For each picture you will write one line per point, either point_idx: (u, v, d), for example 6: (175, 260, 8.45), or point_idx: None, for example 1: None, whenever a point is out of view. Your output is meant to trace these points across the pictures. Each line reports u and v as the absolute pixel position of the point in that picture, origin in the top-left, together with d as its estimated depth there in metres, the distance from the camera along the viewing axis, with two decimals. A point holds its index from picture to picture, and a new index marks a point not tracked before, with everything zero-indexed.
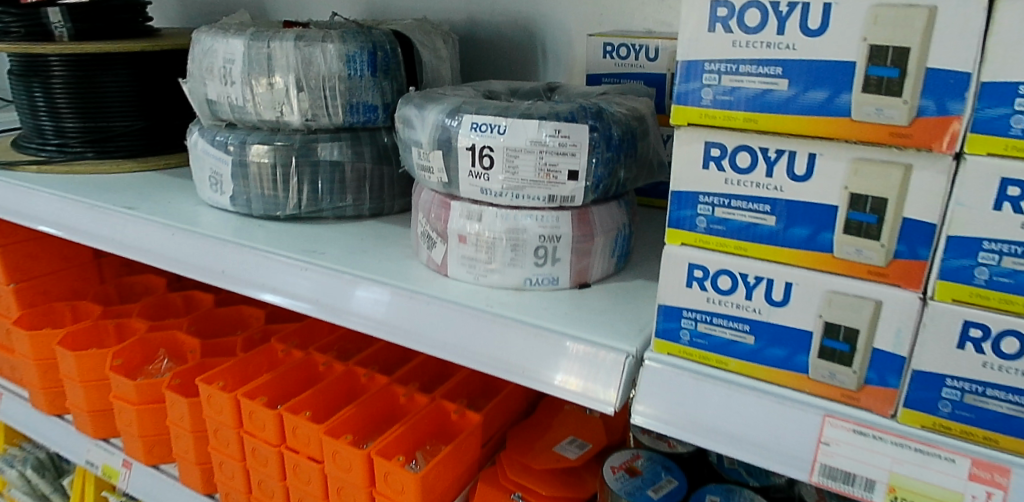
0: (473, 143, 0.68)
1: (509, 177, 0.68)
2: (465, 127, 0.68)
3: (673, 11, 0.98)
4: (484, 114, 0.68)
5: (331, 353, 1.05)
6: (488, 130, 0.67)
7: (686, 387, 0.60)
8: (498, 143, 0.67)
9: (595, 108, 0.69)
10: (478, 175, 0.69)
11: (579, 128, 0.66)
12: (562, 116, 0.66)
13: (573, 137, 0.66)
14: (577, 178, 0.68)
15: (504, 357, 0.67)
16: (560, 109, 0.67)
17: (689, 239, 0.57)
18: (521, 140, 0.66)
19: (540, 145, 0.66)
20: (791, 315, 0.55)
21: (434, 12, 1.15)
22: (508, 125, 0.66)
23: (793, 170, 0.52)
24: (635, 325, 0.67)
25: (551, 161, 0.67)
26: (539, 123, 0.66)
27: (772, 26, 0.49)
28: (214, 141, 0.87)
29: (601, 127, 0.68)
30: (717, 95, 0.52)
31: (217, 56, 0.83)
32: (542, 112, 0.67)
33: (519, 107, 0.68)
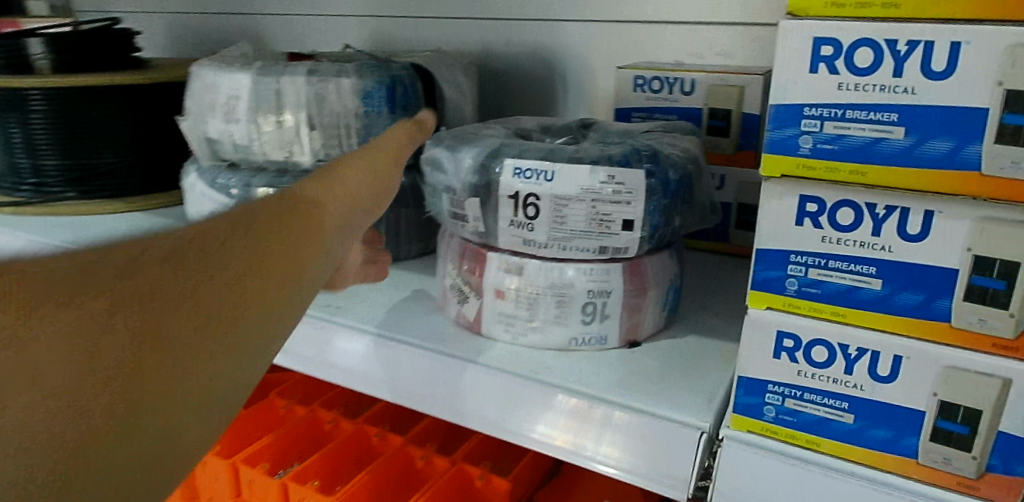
0: (517, 190, 0.61)
1: (557, 228, 0.61)
2: (507, 172, 0.61)
3: (706, 42, 0.93)
4: (527, 158, 0.61)
5: (337, 409, 0.95)
6: (533, 175, 0.60)
7: (772, 471, 0.53)
8: (545, 191, 0.60)
9: (649, 149, 0.62)
10: (521, 225, 0.62)
11: (634, 174, 0.60)
12: (615, 160, 0.60)
13: (629, 184, 0.59)
14: (633, 228, 0.61)
15: (555, 431, 0.60)
16: (613, 152, 0.61)
17: (776, 303, 0.50)
18: (571, 188, 0.59)
19: (593, 193, 0.59)
20: (898, 392, 0.49)
21: (447, 41, 1.09)
22: (557, 171, 0.59)
23: (905, 228, 0.45)
24: (701, 394, 0.59)
25: (604, 210, 0.60)
26: (591, 169, 0.59)
27: (887, 66, 0.43)
28: (214, 184, 0.78)
29: (657, 170, 0.61)
30: (817, 143, 0.45)
31: (219, 91, 0.75)
32: (594, 156, 0.60)
33: (566, 150, 0.61)
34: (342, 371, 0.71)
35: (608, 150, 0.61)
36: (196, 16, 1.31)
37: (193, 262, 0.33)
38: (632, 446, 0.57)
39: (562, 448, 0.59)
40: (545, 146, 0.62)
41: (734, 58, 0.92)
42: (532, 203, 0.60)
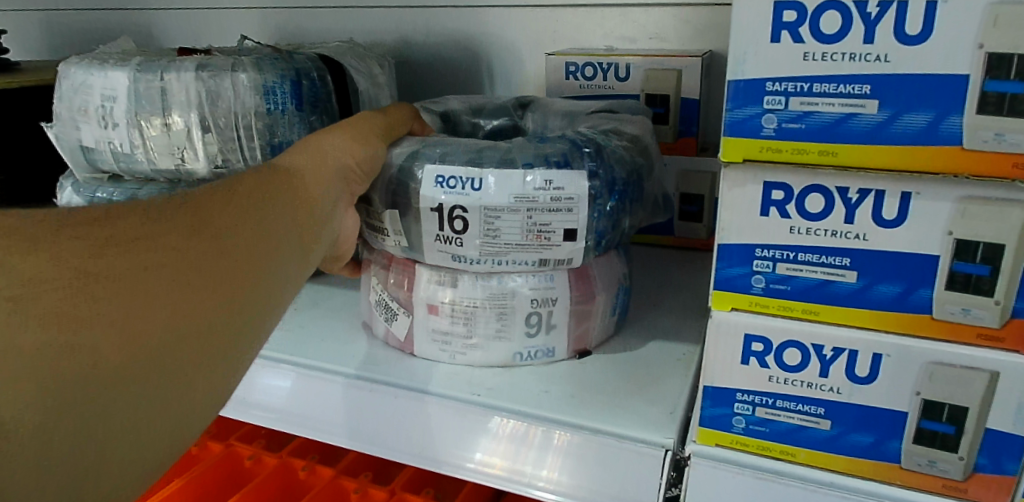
0: (441, 202, 0.53)
1: (489, 243, 0.53)
2: (427, 182, 0.53)
3: (636, 25, 0.88)
4: (451, 164, 0.53)
5: (258, 442, 0.85)
6: (459, 183, 0.52)
7: (745, 489, 0.47)
8: (472, 201, 0.52)
9: (590, 144, 0.56)
10: (447, 240, 0.54)
11: (575, 176, 0.53)
12: (553, 161, 0.53)
13: (568, 189, 0.52)
14: (576, 238, 0.54)
15: (491, 456, 0.53)
16: (550, 151, 0.54)
17: (741, 303, 0.45)
18: (503, 196, 0.52)
19: (528, 201, 0.52)
20: (877, 392, 0.44)
21: (361, 32, 1.01)
22: (487, 178, 0.52)
23: (880, 213, 0.41)
24: (662, 406, 0.53)
25: (542, 220, 0.53)
26: (525, 174, 0.52)
27: (857, 32, 0.38)
28: (93, 200, 0.68)
29: (602, 169, 0.55)
30: (782, 122, 0.40)
31: (92, 92, 0.65)
32: (528, 157, 0.53)
33: (495, 149, 0.54)
34: (258, 409, 0.62)
35: (542, 148, 0.54)
36: (76, 13, 1.17)
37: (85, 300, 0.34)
38: (591, 471, 0.51)
39: (498, 476, 0.53)
40: (472, 145, 0.55)
41: (665, 41, 0.88)
42: (459, 216, 0.53)
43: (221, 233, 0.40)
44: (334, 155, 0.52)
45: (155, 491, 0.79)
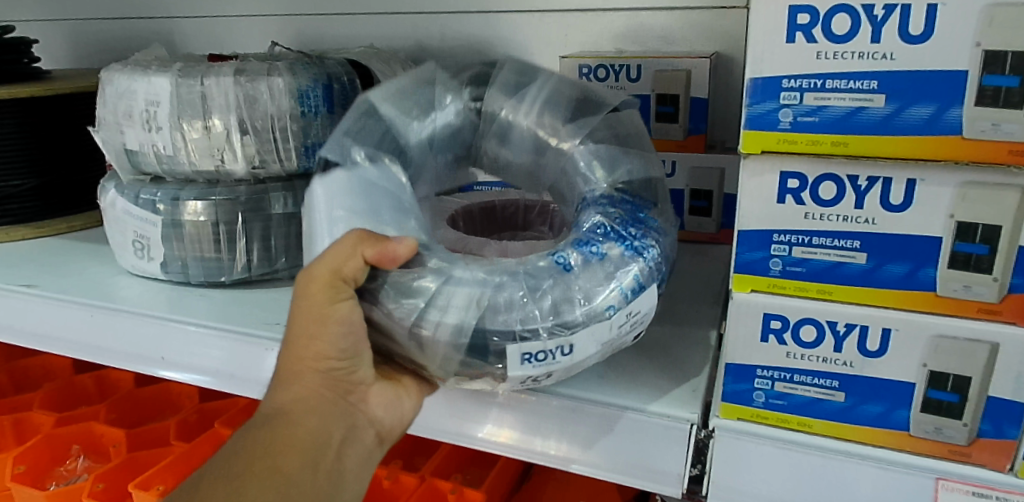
0: (532, 376, 0.50)
1: (574, 372, 0.52)
2: (512, 361, 0.49)
3: (645, 28, 0.92)
4: (534, 339, 0.49)
5: None
6: (549, 354, 0.49)
7: (767, 458, 0.51)
8: (563, 363, 0.50)
9: (645, 243, 0.53)
10: (529, 385, 0.52)
11: (648, 296, 0.52)
12: (631, 292, 0.51)
13: (644, 310, 0.52)
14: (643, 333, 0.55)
15: (499, 428, 0.57)
16: (623, 276, 0.50)
17: (760, 285, 0.49)
18: (594, 348, 0.51)
19: (616, 341, 0.51)
20: (886, 365, 0.48)
21: (380, 37, 1.04)
22: (576, 344, 0.49)
23: (887, 199, 0.45)
24: (686, 385, 0.57)
25: (621, 340, 0.52)
26: (611, 322, 0.50)
27: (864, 33, 0.42)
28: (137, 200, 0.71)
29: (660, 264, 0.54)
30: (798, 116, 0.44)
31: (137, 98, 0.68)
32: (609, 300, 0.49)
33: (571, 294, 0.49)
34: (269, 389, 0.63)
35: (614, 276, 0.50)
36: (100, 22, 1.21)
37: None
38: (620, 446, 0.54)
39: (507, 445, 0.57)
40: (539, 291, 0.49)
41: (674, 43, 0.92)
42: (548, 375, 0.51)
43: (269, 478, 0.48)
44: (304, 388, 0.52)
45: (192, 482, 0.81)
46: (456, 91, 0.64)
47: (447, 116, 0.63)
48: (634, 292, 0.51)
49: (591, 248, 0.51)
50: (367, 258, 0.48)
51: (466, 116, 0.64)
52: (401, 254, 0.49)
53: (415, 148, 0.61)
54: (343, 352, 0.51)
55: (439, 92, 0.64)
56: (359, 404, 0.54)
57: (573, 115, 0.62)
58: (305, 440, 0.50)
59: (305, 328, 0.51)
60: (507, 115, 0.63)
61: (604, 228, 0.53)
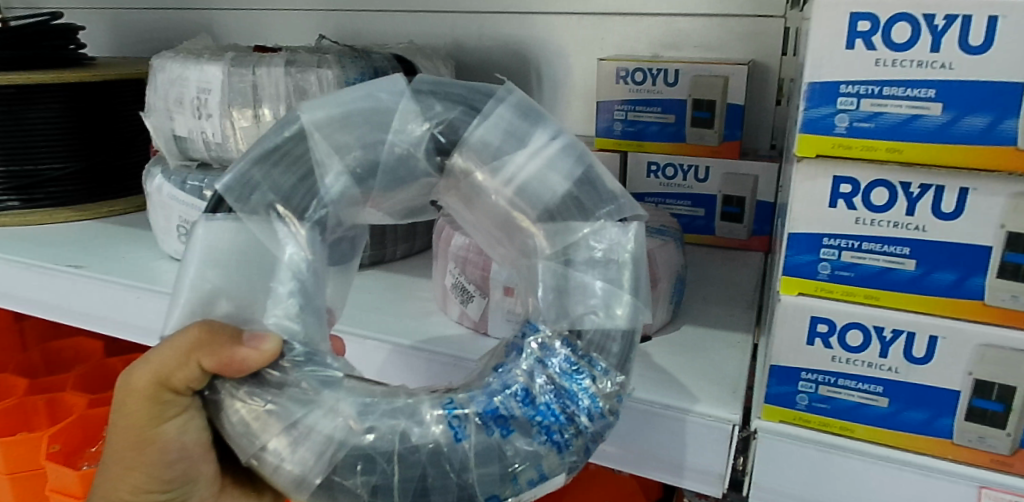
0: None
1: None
2: None
3: (683, 33, 0.93)
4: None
5: None
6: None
7: (808, 459, 0.52)
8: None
9: (566, 425, 0.44)
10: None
11: (550, 485, 0.46)
12: (516, 482, 0.44)
13: (541, 496, 0.46)
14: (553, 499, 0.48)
15: None
16: (523, 467, 0.44)
17: (808, 288, 0.49)
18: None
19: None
20: (931, 372, 0.48)
21: (419, 33, 1.06)
22: None
23: (939, 206, 0.45)
24: (725, 387, 0.57)
25: None
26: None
27: (925, 41, 0.42)
28: (184, 187, 0.72)
29: (577, 452, 0.45)
30: (853, 121, 0.45)
31: (188, 85, 0.69)
32: (491, 491, 0.44)
33: (444, 472, 0.43)
34: None
35: (507, 462, 0.44)
36: (142, 11, 1.23)
37: None
38: (662, 442, 0.55)
39: None
40: (412, 461, 0.43)
41: (711, 50, 0.93)
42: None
43: None
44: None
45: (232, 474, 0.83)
46: (418, 117, 0.49)
47: (395, 144, 0.49)
48: (531, 483, 0.45)
49: (498, 421, 0.44)
50: (203, 367, 0.46)
51: (424, 159, 0.49)
52: (246, 363, 0.45)
53: (334, 193, 0.48)
54: (169, 479, 0.54)
55: (395, 117, 0.49)
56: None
57: (552, 211, 0.48)
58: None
59: (126, 457, 0.54)
60: (479, 176, 0.48)
61: (522, 397, 0.45)
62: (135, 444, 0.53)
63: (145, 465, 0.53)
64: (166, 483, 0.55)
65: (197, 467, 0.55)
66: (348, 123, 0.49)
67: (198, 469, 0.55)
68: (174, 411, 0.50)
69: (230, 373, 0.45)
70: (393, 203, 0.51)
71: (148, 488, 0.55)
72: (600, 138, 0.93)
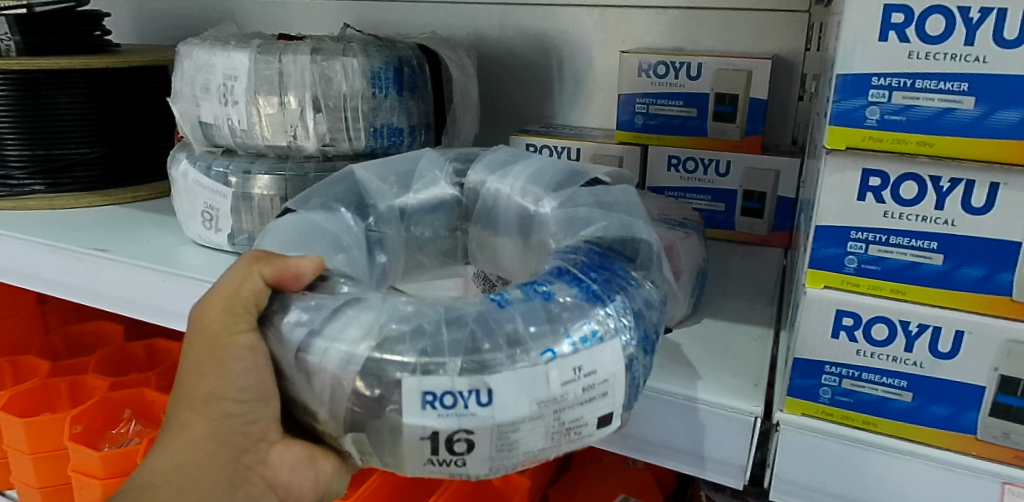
0: (435, 430, 0.41)
1: (500, 462, 0.43)
2: (410, 398, 0.41)
3: (706, 27, 0.93)
4: (439, 375, 0.41)
5: None
6: (458, 401, 0.41)
7: (832, 454, 0.52)
8: (482, 421, 0.41)
9: (606, 290, 0.46)
10: (444, 463, 0.43)
11: (607, 353, 0.44)
12: (573, 338, 0.43)
13: (601, 373, 0.43)
14: (610, 422, 0.45)
15: None
16: (573, 317, 0.44)
17: (834, 281, 0.49)
18: (521, 407, 0.41)
19: (557, 404, 0.42)
20: (958, 367, 0.48)
21: (442, 24, 1.06)
22: (495, 388, 0.41)
23: (969, 201, 0.45)
24: (747, 380, 0.57)
25: (571, 417, 0.43)
26: (548, 372, 0.42)
27: (959, 34, 0.42)
28: (209, 172, 0.73)
29: (624, 316, 0.46)
30: (885, 114, 0.44)
31: (214, 71, 0.70)
32: (546, 343, 0.42)
33: (494, 328, 0.43)
34: None
35: (557, 316, 0.43)
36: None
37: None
38: (685, 436, 0.55)
39: None
40: (459, 323, 0.43)
41: (734, 44, 0.92)
42: (461, 437, 0.42)
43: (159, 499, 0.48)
44: (194, 427, 0.49)
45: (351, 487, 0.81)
46: (439, 158, 0.64)
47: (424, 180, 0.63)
48: (586, 341, 0.43)
49: (537, 287, 0.45)
50: (265, 277, 0.47)
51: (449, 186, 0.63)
52: (308, 273, 0.47)
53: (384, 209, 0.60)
54: (242, 393, 0.47)
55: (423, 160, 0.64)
56: (257, 463, 0.50)
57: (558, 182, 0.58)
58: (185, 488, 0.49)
59: (200, 363, 0.49)
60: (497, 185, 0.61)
61: (558, 273, 0.47)
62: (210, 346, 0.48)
63: (216, 374, 0.48)
64: (235, 402, 0.48)
65: (264, 387, 0.47)
66: (389, 166, 0.63)
67: (265, 391, 0.47)
68: (248, 325, 0.47)
69: (291, 287, 0.47)
70: (426, 227, 0.64)
71: (217, 403, 0.48)
72: (621, 132, 0.93)
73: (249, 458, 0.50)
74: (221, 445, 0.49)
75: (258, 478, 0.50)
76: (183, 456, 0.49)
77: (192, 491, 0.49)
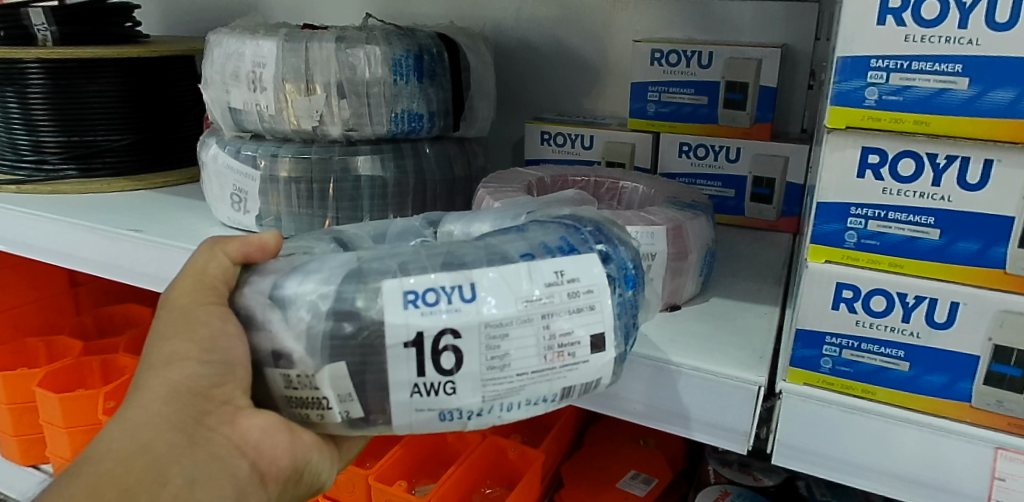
0: (420, 329, 0.43)
1: (492, 380, 0.44)
2: (393, 301, 0.44)
3: (718, 17, 0.95)
4: (420, 276, 0.44)
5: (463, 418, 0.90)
6: (441, 298, 0.43)
7: (831, 420, 0.54)
8: (468, 319, 0.43)
9: (583, 222, 0.49)
10: (432, 389, 0.44)
11: (587, 264, 0.46)
12: (552, 249, 0.46)
13: (584, 281, 0.45)
14: (601, 347, 0.45)
15: None
16: (548, 237, 0.46)
17: (835, 256, 0.52)
18: (505, 306, 0.43)
19: (541, 305, 0.44)
20: (952, 338, 0.50)
21: (459, 15, 1.09)
22: (479, 284, 0.44)
23: (964, 178, 0.47)
24: (752, 352, 0.60)
25: (560, 329, 0.44)
26: (529, 272, 0.44)
27: (952, 18, 0.45)
28: (238, 155, 0.77)
29: (601, 239, 0.48)
30: (883, 94, 0.47)
31: (244, 59, 0.73)
32: (524, 248, 0.45)
33: (471, 246, 0.46)
34: None
35: (533, 236, 0.47)
36: None
37: (68, 469, 0.44)
38: (695, 403, 0.57)
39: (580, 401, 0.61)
40: (435, 249, 0.46)
41: (744, 33, 0.95)
42: (448, 347, 0.44)
43: (121, 443, 0.45)
44: (156, 388, 0.47)
45: (373, 461, 0.85)
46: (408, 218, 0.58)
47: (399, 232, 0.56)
48: (562, 251, 0.46)
49: (515, 225, 0.49)
50: (230, 255, 0.51)
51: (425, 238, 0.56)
52: (269, 244, 0.52)
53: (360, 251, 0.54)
54: (207, 352, 0.47)
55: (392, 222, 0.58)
56: (223, 425, 0.47)
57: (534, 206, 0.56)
58: (137, 451, 0.44)
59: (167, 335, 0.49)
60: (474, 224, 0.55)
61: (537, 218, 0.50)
62: (182, 317, 0.49)
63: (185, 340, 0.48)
64: (201, 362, 0.47)
65: (230, 346, 0.47)
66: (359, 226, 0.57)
67: (232, 350, 0.47)
68: (216, 297, 0.49)
69: (256, 258, 0.51)
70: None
71: (187, 366, 0.48)
72: (634, 120, 0.95)
73: (214, 420, 0.47)
74: (186, 405, 0.47)
75: (225, 440, 0.47)
76: (139, 420, 0.46)
77: (144, 445, 0.45)
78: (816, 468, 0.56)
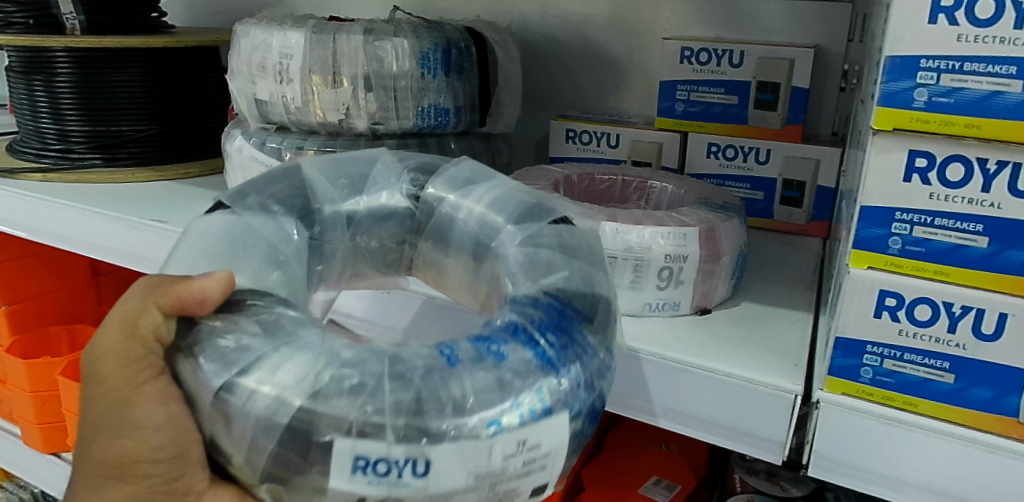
0: (362, 496, 0.40)
1: None
2: (341, 462, 0.40)
3: (748, 16, 0.93)
4: (375, 442, 0.40)
5: None
6: (392, 469, 0.40)
7: (873, 432, 0.52)
8: (413, 492, 0.41)
9: (563, 357, 0.45)
10: None
11: (553, 429, 0.43)
12: (523, 418, 0.42)
13: (543, 448, 0.43)
14: (540, 492, 0.45)
15: None
16: (524, 391, 0.43)
17: (878, 262, 0.50)
18: (457, 478, 0.41)
19: (494, 477, 0.42)
20: (1000, 350, 0.48)
21: (486, 11, 1.08)
22: (434, 459, 0.40)
23: (1016, 184, 0.45)
24: (787, 360, 0.58)
25: (505, 489, 0.43)
26: (492, 446, 0.41)
27: (1008, 18, 0.43)
28: (263, 148, 0.76)
29: (574, 390, 0.45)
30: (933, 96, 0.45)
31: (271, 50, 0.72)
32: (494, 414, 0.41)
33: (440, 387, 0.41)
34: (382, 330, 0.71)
35: (508, 384, 0.42)
36: None
37: None
38: (727, 412, 0.56)
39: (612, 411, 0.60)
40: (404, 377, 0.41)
41: (775, 33, 0.93)
42: None
43: None
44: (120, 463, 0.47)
45: None
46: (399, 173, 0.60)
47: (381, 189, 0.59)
48: (534, 415, 0.43)
49: (490, 346, 0.44)
50: (165, 309, 0.45)
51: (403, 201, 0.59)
52: (207, 296, 0.44)
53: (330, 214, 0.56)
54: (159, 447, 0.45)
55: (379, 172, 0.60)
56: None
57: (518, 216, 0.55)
58: None
59: (112, 420, 0.47)
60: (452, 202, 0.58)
61: (515, 329, 0.46)
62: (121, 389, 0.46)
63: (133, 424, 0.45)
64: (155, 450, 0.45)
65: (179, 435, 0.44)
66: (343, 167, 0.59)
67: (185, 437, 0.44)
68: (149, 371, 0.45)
69: (195, 310, 0.44)
70: (373, 238, 0.59)
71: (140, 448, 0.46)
72: (661, 119, 0.94)
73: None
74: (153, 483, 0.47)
75: None
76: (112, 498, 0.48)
77: None
78: (854, 480, 0.54)
